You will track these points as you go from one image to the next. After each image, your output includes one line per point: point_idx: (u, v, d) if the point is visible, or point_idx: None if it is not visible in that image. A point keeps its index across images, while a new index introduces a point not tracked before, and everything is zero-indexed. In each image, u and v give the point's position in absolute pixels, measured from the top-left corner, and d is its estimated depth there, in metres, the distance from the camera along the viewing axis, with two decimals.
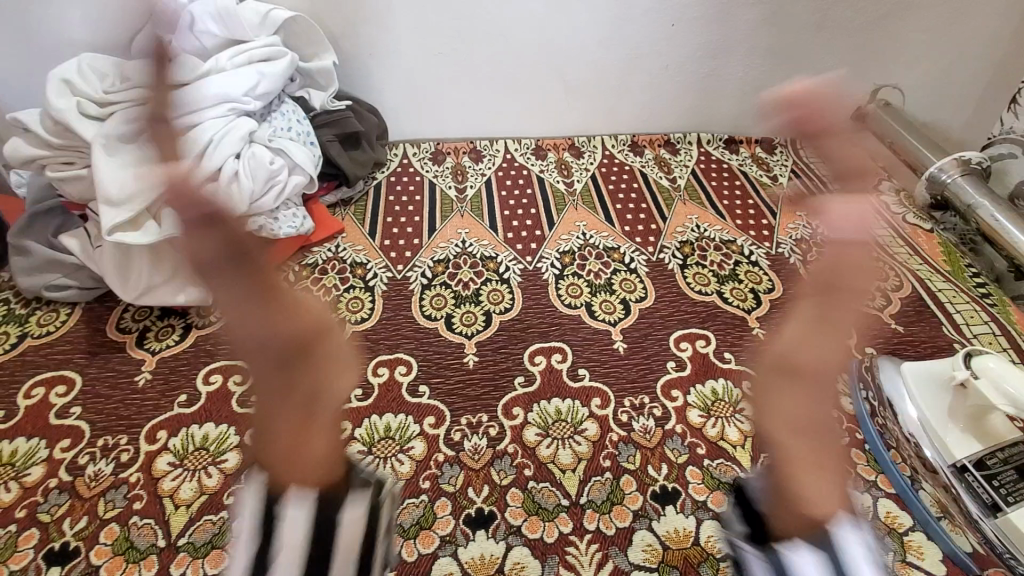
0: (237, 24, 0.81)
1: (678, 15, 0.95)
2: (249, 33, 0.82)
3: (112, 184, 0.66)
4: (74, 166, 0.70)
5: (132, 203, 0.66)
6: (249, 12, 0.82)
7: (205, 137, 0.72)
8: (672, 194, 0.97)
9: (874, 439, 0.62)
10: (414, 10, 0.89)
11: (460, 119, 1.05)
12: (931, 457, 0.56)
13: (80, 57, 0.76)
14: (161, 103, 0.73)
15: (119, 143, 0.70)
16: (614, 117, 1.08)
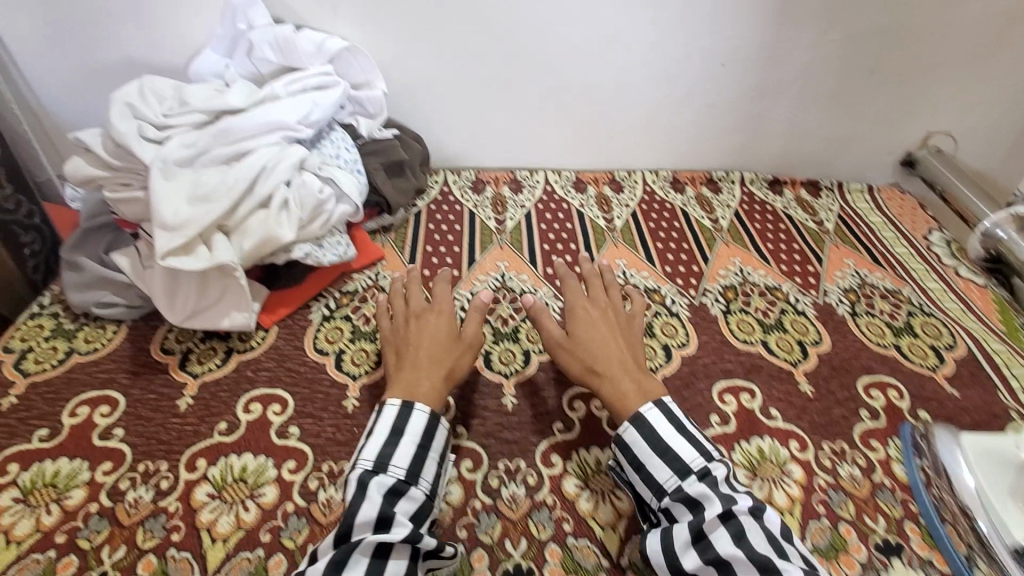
0: (292, 51, 0.83)
1: (727, 56, 0.95)
2: (304, 59, 0.84)
3: (169, 208, 0.67)
4: (131, 188, 0.71)
5: (186, 227, 0.67)
6: (306, 41, 0.84)
7: (259, 163, 0.73)
8: (715, 234, 0.96)
9: (929, 510, 0.59)
10: (465, 42, 0.90)
11: (502, 149, 1.05)
12: (986, 531, 0.56)
13: (141, 80, 0.78)
14: (217, 129, 0.74)
15: (175, 167, 0.71)
16: (657, 152, 1.07)
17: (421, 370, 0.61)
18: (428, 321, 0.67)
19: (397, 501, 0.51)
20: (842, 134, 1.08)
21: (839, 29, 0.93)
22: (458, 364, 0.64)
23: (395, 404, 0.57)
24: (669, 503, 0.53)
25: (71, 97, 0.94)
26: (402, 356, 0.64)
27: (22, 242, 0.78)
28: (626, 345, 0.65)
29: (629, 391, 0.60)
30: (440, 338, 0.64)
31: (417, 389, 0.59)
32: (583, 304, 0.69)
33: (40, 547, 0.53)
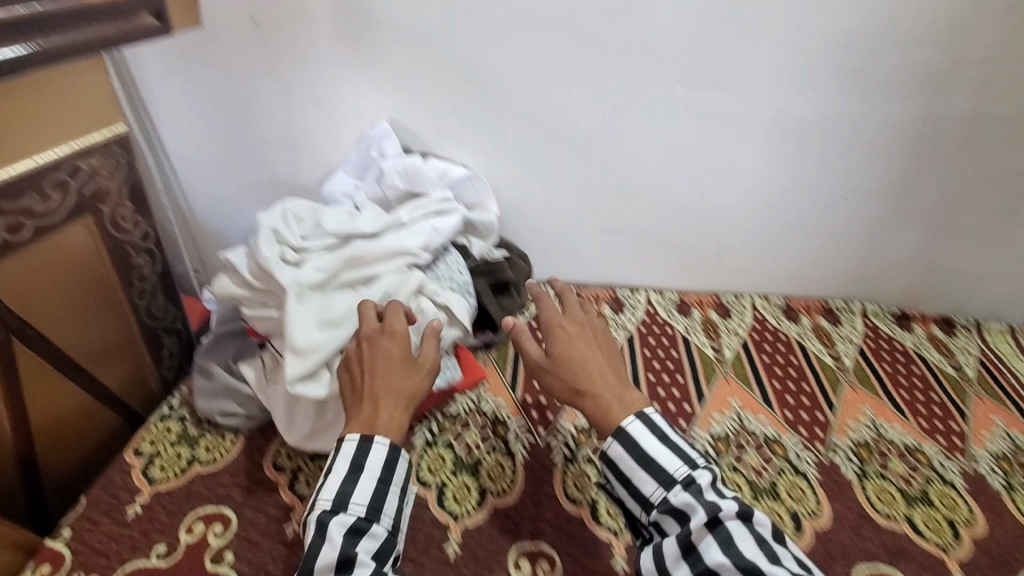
0: (417, 178, 0.89)
1: (852, 190, 0.93)
2: (427, 185, 0.90)
3: (301, 334, 0.70)
4: (267, 307, 0.76)
5: (313, 352, 0.70)
6: (432, 169, 0.89)
7: (383, 292, 0.77)
8: (838, 374, 0.90)
9: None
10: (576, 170, 0.93)
11: (605, 267, 1.05)
12: None
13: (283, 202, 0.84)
14: (348, 255, 0.78)
15: (308, 291, 0.75)
16: (768, 278, 1.04)
17: (379, 401, 0.63)
18: (383, 345, 0.67)
19: (360, 540, 0.55)
20: (980, 271, 0.99)
21: (972, 167, 0.89)
22: (417, 387, 0.65)
23: (352, 441, 0.61)
24: (658, 516, 0.57)
25: (220, 204, 1.06)
26: (358, 385, 0.65)
27: (161, 343, 0.84)
28: (604, 362, 0.67)
29: (609, 409, 0.63)
30: (397, 365, 0.65)
31: (375, 421, 0.62)
32: (561, 323, 0.71)
33: None
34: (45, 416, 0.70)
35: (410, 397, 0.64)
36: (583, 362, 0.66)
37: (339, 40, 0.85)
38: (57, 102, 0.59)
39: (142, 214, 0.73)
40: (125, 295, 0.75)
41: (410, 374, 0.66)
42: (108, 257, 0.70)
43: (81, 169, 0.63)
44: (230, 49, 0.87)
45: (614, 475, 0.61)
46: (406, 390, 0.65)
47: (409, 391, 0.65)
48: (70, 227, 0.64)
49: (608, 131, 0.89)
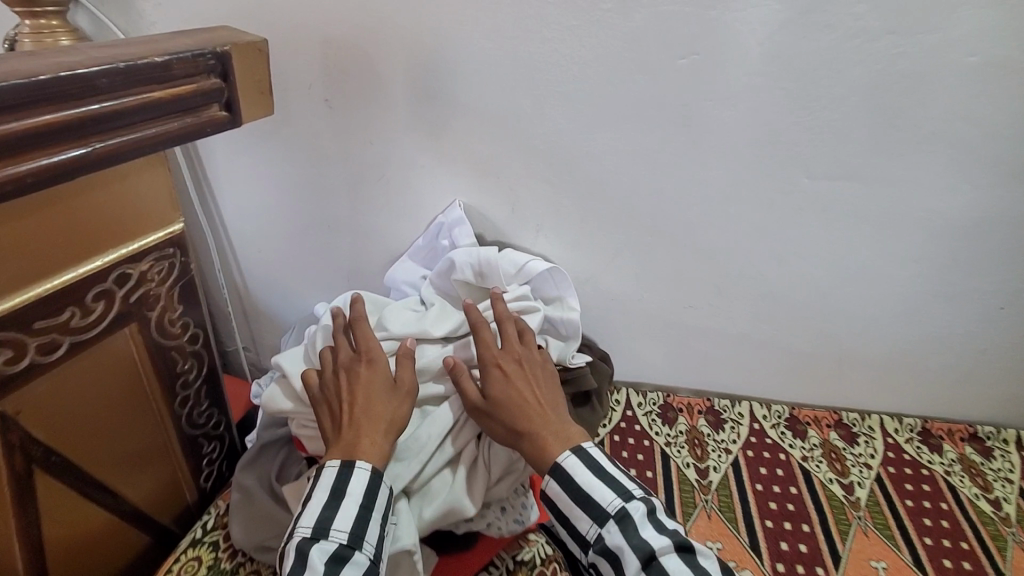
0: (492, 272, 0.77)
1: (1011, 299, 0.77)
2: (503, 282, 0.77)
3: None
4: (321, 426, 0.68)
5: None
6: (508, 261, 0.77)
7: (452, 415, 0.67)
8: (1002, 529, 0.74)
9: None
10: (671, 266, 0.83)
11: (699, 373, 0.92)
12: None
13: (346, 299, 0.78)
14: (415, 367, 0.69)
15: None
16: (897, 394, 0.88)
17: (359, 427, 0.61)
18: (359, 372, 0.65)
19: (342, 567, 0.52)
20: None
21: None
22: (398, 413, 0.63)
23: (333, 466, 0.58)
24: (594, 556, 0.55)
25: (281, 287, 1.00)
26: (334, 414, 0.63)
27: (202, 451, 0.75)
28: (539, 398, 0.65)
29: (547, 441, 0.61)
30: (374, 390, 0.63)
31: (357, 445, 0.59)
32: (496, 359, 0.67)
33: None
34: (64, 548, 0.60)
35: (392, 422, 0.62)
36: (523, 401, 0.64)
37: (416, 125, 0.78)
38: (113, 205, 0.52)
39: (193, 315, 0.66)
40: (167, 404, 0.67)
41: (387, 399, 0.63)
42: (150, 365, 0.63)
43: (129, 274, 0.56)
44: (300, 133, 0.82)
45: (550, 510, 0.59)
46: (385, 415, 0.62)
47: (389, 417, 0.62)
48: (112, 338, 0.57)
49: (711, 226, 0.78)
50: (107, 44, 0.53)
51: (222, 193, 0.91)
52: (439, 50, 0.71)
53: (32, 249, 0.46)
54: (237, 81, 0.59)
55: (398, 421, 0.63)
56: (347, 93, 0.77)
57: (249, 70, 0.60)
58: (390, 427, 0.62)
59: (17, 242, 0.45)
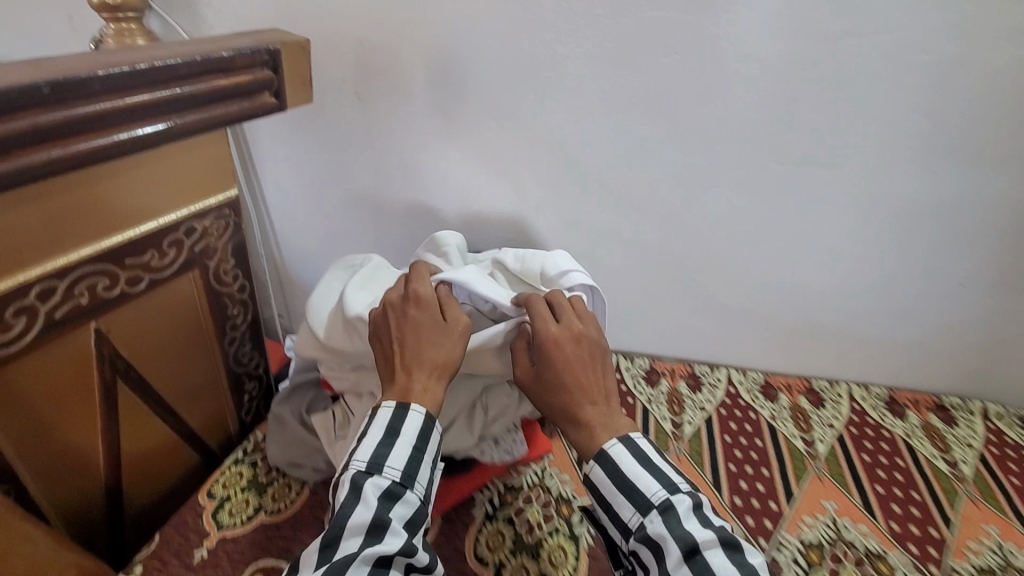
0: (534, 261, 0.81)
1: (973, 277, 0.81)
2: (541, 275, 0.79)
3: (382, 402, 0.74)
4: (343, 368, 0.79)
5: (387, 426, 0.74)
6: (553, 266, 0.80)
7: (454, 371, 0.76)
8: (954, 484, 0.78)
9: None
10: (655, 242, 0.91)
11: (681, 342, 1.00)
12: None
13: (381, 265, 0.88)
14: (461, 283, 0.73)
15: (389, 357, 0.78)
16: (867, 366, 0.93)
17: (412, 373, 0.66)
18: (412, 317, 0.69)
19: (394, 504, 0.59)
20: None
21: None
22: (450, 358, 0.68)
23: (390, 407, 0.65)
24: (635, 545, 0.58)
25: (314, 258, 1.13)
26: (392, 359, 0.68)
27: (244, 388, 0.89)
28: (587, 380, 0.67)
29: (591, 427, 0.65)
30: (427, 339, 0.67)
31: (410, 390, 0.66)
32: (554, 337, 0.67)
33: None
34: (135, 453, 0.74)
35: (442, 368, 0.67)
36: (576, 387, 0.66)
37: (434, 114, 0.90)
38: (185, 170, 0.66)
39: (242, 268, 0.79)
40: (218, 342, 0.80)
41: (438, 347, 0.67)
42: (208, 307, 0.76)
43: (195, 228, 0.69)
44: (334, 119, 0.95)
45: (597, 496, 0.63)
46: (437, 363, 0.67)
47: (440, 364, 0.67)
48: (179, 281, 0.70)
49: (692, 204, 0.86)
50: (186, 41, 0.67)
51: (266, 173, 1.05)
52: (455, 48, 0.83)
53: (123, 199, 0.60)
54: (285, 72, 0.72)
55: (448, 367, 0.67)
56: (376, 85, 0.89)
57: (294, 65, 0.73)
58: (440, 375, 0.67)
59: (114, 193, 0.59)
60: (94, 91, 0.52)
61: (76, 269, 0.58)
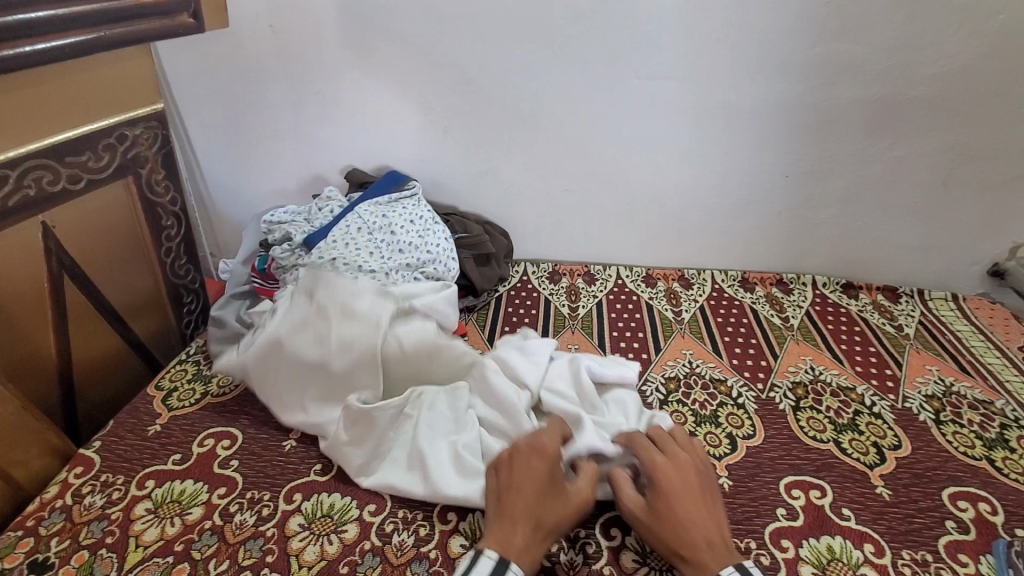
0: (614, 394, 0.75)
1: (794, 169, 1.01)
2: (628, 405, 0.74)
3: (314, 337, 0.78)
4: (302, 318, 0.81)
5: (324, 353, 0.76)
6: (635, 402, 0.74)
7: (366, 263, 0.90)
8: (784, 332, 0.97)
9: None
10: (549, 155, 1.05)
11: (578, 247, 1.16)
12: None
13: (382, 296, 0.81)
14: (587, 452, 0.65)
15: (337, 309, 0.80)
16: (726, 255, 1.13)
17: (518, 520, 0.57)
18: (527, 461, 0.61)
19: None
20: (921, 245, 1.07)
21: (905, 146, 0.97)
22: (562, 519, 0.58)
23: (490, 557, 0.54)
24: None
25: (240, 192, 1.20)
26: (498, 505, 0.59)
27: (179, 301, 0.98)
28: (705, 519, 0.57)
29: (695, 543, 0.54)
30: (540, 484, 0.59)
31: (511, 542, 0.55)
32: (666, 470, 0.60)
33: (160, 552, 0.63)
34: (91, 356, 0.83)
35: (550, 518, 0.57)
36: (688, 527, 0.56)
37: (344, 45, 0.99)
38: (115, 83, 0.78)
39: (172, 183, 0.93)
40: (155, 251, 0.92)
41: (547, 490, 0.59)
42: (143, 214, 0.88)
43: (126, 135, 0.82)
44: (250, 56, 1.03)
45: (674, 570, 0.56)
46: (545, 511, 0.58)
47: (550, 513, 0.58)
48: (115, 185, 0.82)
49: (575, 119, 1.01)
50: None
51: (188, 111, 1.11)
52: None
53: (64, 104, 0.71)
54: None
55: (556, 517, 0.58)
56: (289, 21, 0.98)
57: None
58: (544, 523, 0.57)
59: (58, 96, 0.70)
60: (43, 2, 0.61)
61: (26, 162, 0.68)
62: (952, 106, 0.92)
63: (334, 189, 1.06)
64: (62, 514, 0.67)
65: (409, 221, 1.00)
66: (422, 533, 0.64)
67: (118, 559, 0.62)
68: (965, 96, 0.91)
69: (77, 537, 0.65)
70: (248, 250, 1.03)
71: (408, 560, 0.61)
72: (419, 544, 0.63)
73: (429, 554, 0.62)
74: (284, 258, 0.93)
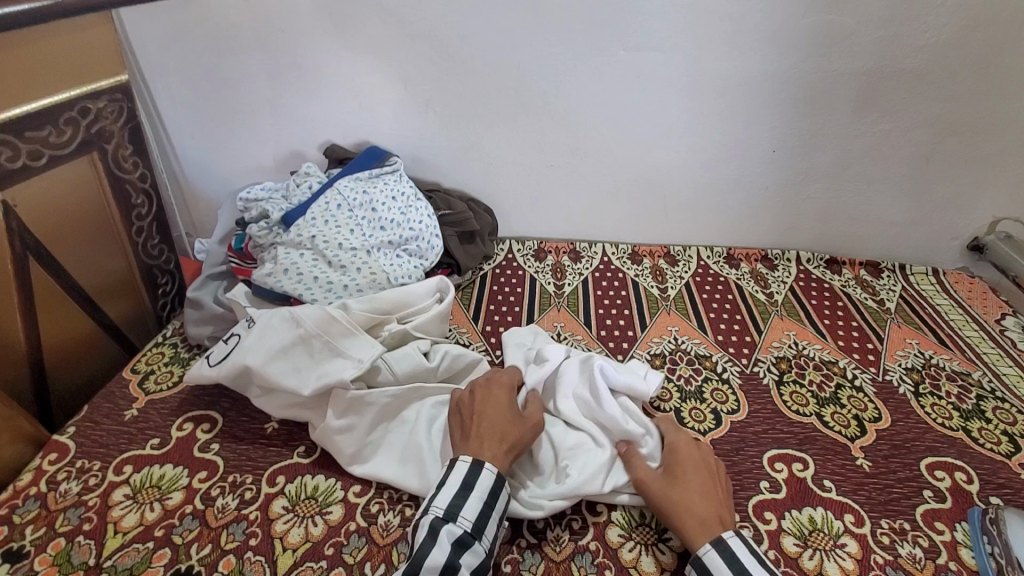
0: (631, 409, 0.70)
1: (780, 143, 1.00)
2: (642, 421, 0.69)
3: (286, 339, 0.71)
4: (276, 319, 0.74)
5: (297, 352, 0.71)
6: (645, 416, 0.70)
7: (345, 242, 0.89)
8: (768, 308, 0.98)
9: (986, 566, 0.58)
10: (534, 129, 1.03)
11: (564, 223, 1.14)
12: None
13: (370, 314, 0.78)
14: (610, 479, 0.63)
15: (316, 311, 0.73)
16: (711, 232, 1.12)
17: (490, 437, 0.61)
18: (492, 396, 0.67)
19: (464, 554, 0.52)
20: (903, 220, 1.08)
21: (891, 119, 0.96)
22: (525, 436, 0.64)
23: (465, 461, 0.58)
24: None
25: (214, 168, 1.16)
26: (466, 424, 0.64)
27: (154, 281, 0.96)
28: (714, 487, 0.60)
29: (704, 518, 0.56)
30: (506, 409, 0.65)
31: (483, 450, 0.60)
32: (685, 444, 0.64)
33: (140, 538, 0.61)
34: (64, 340, 0.80)
35: (520, 437, 0.63)
36: (694, 489, 0.59)
37: (318, 13, 0.95)
38: (71, 54, 0.75)
39: (141, 159, 0.89)
40: (126, 230, 0.89)
41: (512, 412, 0.65)
42: (111, 192, 0.85)
43: (88, 109, 0.78)
44: (219, 25, 0.98)
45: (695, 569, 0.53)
46: (514, 430, 0.63)
47: (517, 432, 0.63)
48: (78, 161, 0.78)
49: (560, 92, 0.98)
50: None
51: (155, 83, 1.06)
52: None
53: (18, 74, 0.68)
54: None
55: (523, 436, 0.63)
56: None
57: None
58: (513, 440, 0.62)
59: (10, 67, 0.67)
60: None
61: None
62: (937, 79, 0.92)
63: (312, 165, 1.02)
64: (36, 501, 0.66)
65: (390, 196, 0.97)
66: (408, 513, 0.64)
67: (97, 546, 0.61)
68: (948, 69, 0.91)
69: (53, 525, 0.63)
70: (224, 230, 1.00)
71: (394, 540, 0.61)
72: (405, 524, 0.62)
73: None
74: (262, 236, 0.91)
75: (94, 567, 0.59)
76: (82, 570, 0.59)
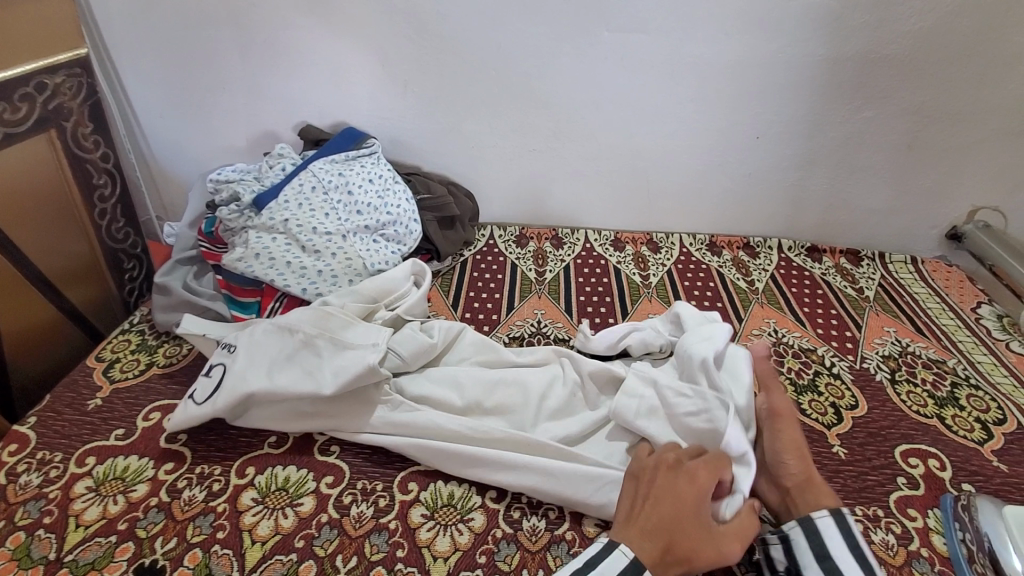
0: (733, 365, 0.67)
1: (763, 129, 0.99)
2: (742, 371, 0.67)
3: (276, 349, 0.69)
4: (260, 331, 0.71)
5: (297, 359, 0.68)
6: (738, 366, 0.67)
7: (320, 226, 0.86)
8: (749, 295, 0.97)
9: (958, 553, 0.58)
10: (516, 112, 1.00)
11: (546, 209, 1.13)
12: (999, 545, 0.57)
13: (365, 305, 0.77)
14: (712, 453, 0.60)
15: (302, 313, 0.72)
16: (694, 218, 1.12)
17: (665, 536, 0.50)
18: (679, 481, 0.54)
19: None
20: (884, 208, 1.08)
21: (875, 107, 0.96)
22: (698, 540, 0.51)
23: (623, 553, 0.48)
24: None
25: (185, 148, 1.12)
26: (641, 508, 0.53)
27: (119, 265, 0.92)
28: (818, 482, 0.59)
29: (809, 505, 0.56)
30: (694, 503, 0.52)
31: (655, 553, 0.49)
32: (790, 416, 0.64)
33: (103, 531, 0.59)
34: (24, 327, 0.77)
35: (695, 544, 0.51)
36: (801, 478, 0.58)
37: None
38: (25, 25, 0.71)
39: (103, 138, 0.85)
40: (87, 213, 0.85)
41: (696, 508, 0.52)
42: (71, 172, 0.81)
43: (46, 85, 0.74)
44: None
45: (809, 546, 0.52)
46: (692, 532, 0.51)
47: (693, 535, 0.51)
48: (36, 139, 0.74)
49: (542, 73, 0.96)
50: None
51: (121, 59, 1.01)
52: None
53: None
54: None
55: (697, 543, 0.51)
56: None
57: None
58: (686, 545, 0.50)
59: None
60: None
61: None
62: (920, 67, 0.91)
63: (286, 146, 0.99)
64: None
65: (366, 178, 0.94)
66: (381, 504, 0.62)
67: (58, 541, 0.59)
68: (932, 57, 0.90)
69: (12, 518, 0.61)
70: (193, 213, 0.96)
71: (367, 532, 0.59)
72: (378, 515, 0.61)
73: (389, 524, 0.60)
74: (232, 219, 0.87)
75: (54, 562, 0.57)
76: (42, 565, 0.56)
